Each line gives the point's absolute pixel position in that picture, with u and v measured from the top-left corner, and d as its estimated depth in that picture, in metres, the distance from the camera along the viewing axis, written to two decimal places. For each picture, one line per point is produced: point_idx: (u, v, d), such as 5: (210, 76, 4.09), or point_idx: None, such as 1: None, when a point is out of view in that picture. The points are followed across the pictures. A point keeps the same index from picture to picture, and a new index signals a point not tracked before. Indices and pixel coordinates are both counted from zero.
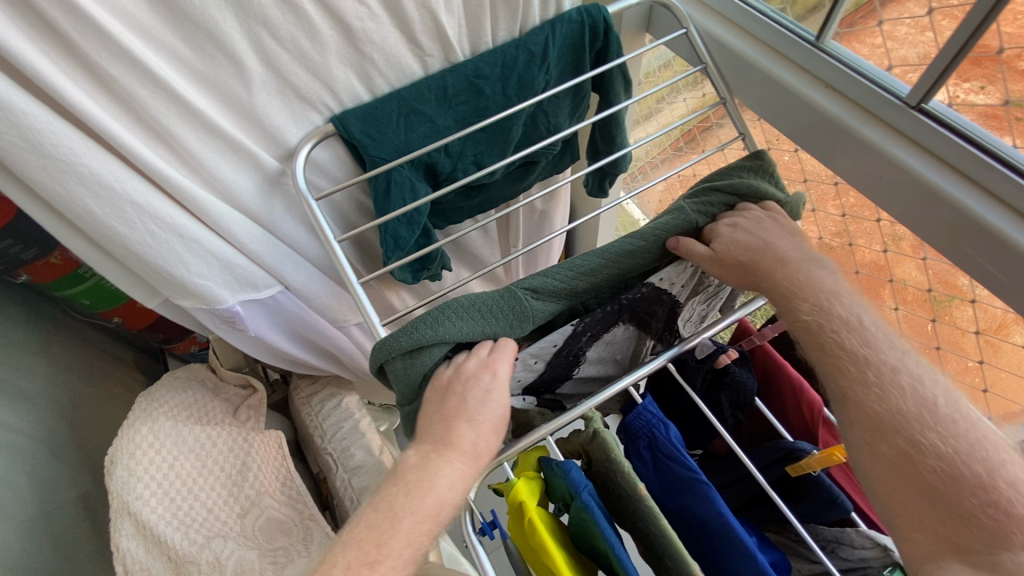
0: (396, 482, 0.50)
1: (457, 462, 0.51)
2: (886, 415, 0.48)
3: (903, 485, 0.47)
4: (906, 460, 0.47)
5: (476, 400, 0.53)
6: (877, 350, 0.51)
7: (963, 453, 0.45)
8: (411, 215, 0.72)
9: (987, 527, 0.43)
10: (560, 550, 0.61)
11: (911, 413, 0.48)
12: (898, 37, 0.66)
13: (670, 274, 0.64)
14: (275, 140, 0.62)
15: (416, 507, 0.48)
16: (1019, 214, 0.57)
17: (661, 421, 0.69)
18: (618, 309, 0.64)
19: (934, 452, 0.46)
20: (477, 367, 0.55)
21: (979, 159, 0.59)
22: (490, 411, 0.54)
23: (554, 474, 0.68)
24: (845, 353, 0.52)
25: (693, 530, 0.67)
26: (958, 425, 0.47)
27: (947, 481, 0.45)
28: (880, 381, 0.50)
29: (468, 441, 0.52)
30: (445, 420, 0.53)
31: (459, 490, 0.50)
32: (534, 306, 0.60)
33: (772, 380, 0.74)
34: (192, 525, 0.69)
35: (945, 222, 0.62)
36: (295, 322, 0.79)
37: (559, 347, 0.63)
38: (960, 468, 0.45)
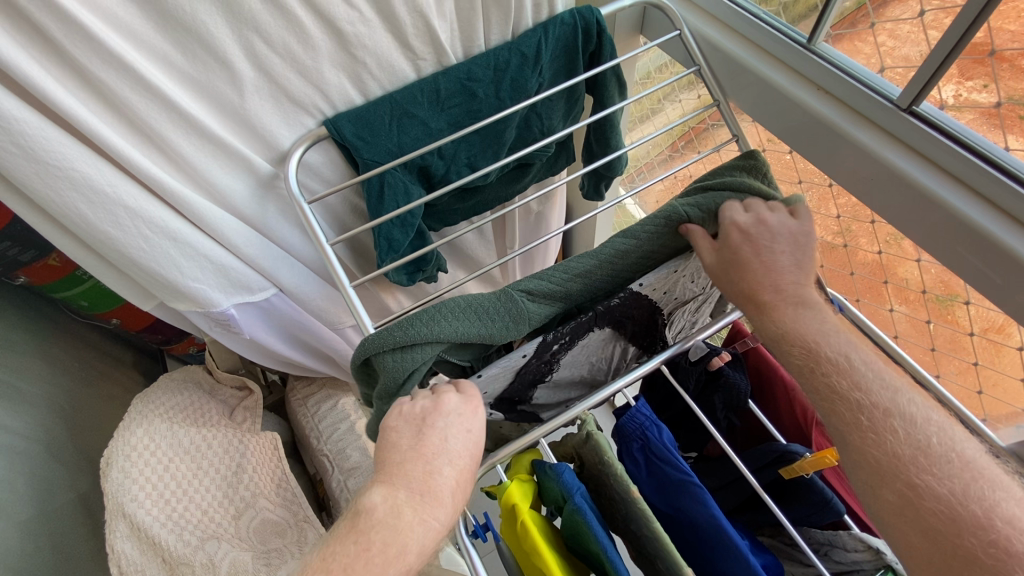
0: (357, 540, 0.45)
1: (430, 517, 0.48)
2: (884, 462, 0.47)
3: (908, 528, 0.46)
4: (905, 504, 0.46)
5: (454, 441, 0.52)
6: (869, 392, 0.50)
7: (959, 494, 0.45)
8: (405, 218, 0.72)
9: (991, 567, 0.42)
10: (551, 552, 0.61)
11: (907, 457, 0.47)
12: (898, 37, 0.66)
13: (653, 279, 0.65)
14: (269, 144, 0.62)
15: (382, 572, 0.44)
16: (1010, 216, 0.57)
17: (654, 423, 0.69)
18: (603, 314, 0.65)
19: (931, 494, 0.46)
20: (459, 402, 0.55)
21: (970, 160, 0.59)
22: (468, 458, 0.52)
23: (547, 476, 0.69)
24: (837, 396, 0.51)
25: (686, 533, 0.67)
26: (953, 465, 0.46)
27: (948, 521, 0.44)
28: (874, 426, 0.49)
29: (446, 492, 0.49)
30: (420, 465, 0.50)
31: (428, 551, 0.47)
32: (528, 308, 0.60)
33: (765, 382, 0.74)
34: (186, 527, 0.69)
35: (936, 225, 0.62)
36: (289, 322, 0.79)
37: (528, 359, 0.65)
38: (959, 508, 0.45)
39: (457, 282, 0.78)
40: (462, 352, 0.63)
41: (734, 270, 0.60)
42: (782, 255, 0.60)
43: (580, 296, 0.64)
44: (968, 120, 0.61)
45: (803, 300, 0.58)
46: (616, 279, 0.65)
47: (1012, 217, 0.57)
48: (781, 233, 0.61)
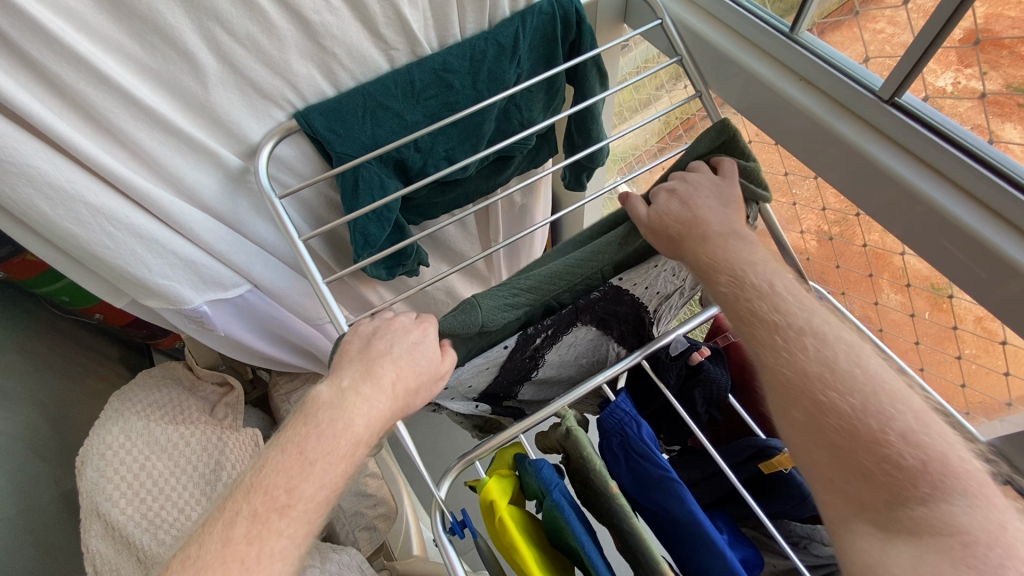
0: (308, 423, 0.51)
1: (374, 401, 0.54)
2: (792, 378, 0.49)
3: (814, 446, 0.47)
4: (811, 422, 0.47)
5: (402, 344, 0.59)
6: (788, 315, 0.52)
7: (859, 410, 0.46)
8: (381, 212, 0.72)
9: (886, 484, 0.43)
10: (530, 549, 0.61)
11: (814, 375, 0.49)
12: (899, 23, 0.62)
13: (632, 275, 0.70)
14: (237, 137, 0.61)
15: (332, 444, 0.50)
16: (992, 212, 0.56)
17: (633, 419, 0.68)
18: (579, 307, 0.69)
19: (834, 410, 0.47)
20: (408, 324, 0.61)
21: (953, 154, 0.58)
22: (413, 358, 0.58)
23: (527, 472, 0.68)
24: (757, 318, 0.53)
25: (666, 528, 0.67)
26: (857, 379, 0.47)
27: (848, 438, 0.45)
28: (788, 346, 0.51)
29: (388, 376, 0.56)
30: (365, 360, 0.57)
31: (375, 430, 0.53)
32: (481, 296, 0.65)
33: (747, 377, 0.74)
34: (161, 526, 0.68)
35: (919, 220, 0.61)
36: (267, 319, 0.78)
37: (510, 351, 0.67)
38: (857, 424, 0.46)
39: (439, 275, 0.75)
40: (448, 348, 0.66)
41: (667, 225, 0.62)
42: (707, 200, 0.62)
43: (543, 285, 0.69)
44: (964, 109, 0.60)
45: (734, 234, 0.60)
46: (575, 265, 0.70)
47: (994, 213, 0.56)
48: (704, 185, 0.63)
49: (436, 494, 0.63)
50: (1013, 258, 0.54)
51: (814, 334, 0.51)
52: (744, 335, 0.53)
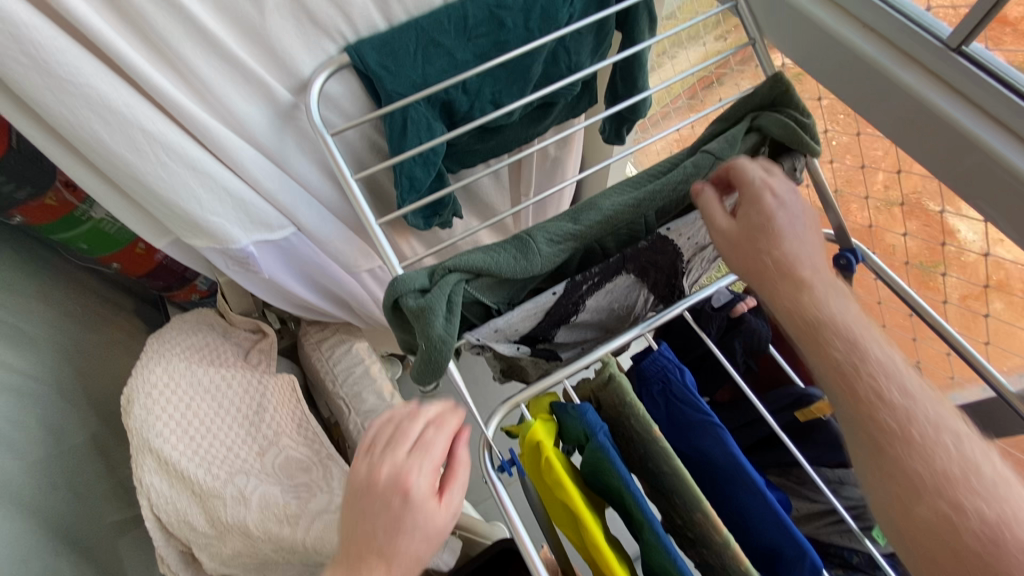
0: None
1: None
2: (919, 472, 0.44)
3: (938, 548, 0.43)
4: (944, 523, 0.43)
5: (386, 524, 0.46)
6: (913, 401, 0.47)
7: (992, 513, 0.42)
8: (427, 156, 0.70)
9: None
10: (576, 485, 0.64)
11: (952, 474, 0.44)
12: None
13: (682, 228, 0.71)
14: (289, 70, 0.59)
15: None
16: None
17: (676, 366, 0.71)
18: (629, 256, 0.70)
19: (978, 515, 0.42)
20: (389, 483, 0.47)
21: (1016, 104, 0.57)
22: (409, 540, 0.46)
23: (569, 416, 0.70)
24: (876, 397, 0.48)
25: (701, 473, 0.69)
26: (992, 483, 0.43)
27: (992, 547, 0.41)
28: (920, 438, 0.45)
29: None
30: (355, 549, 0.47)
31: None
32: (539, 243, 0.66)
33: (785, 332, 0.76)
34: (213, 462, 0.68)
35: (980, 171, 0.61)
36: (308, 265, 0.78)
37: (558, 298, 0.68)
38: (1004, 531, 0.42)
39: (469, 229, 0.77)
40: (494, 292, 0.67)
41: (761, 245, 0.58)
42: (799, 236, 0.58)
43: (596, 229, 0.67)
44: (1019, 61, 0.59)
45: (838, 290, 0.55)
46: (635, 211, 0.69)
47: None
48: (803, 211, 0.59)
49: (486, 434, 0.66)
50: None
51: (943, 422, 0.46)
52: (850, 409, 0.49)
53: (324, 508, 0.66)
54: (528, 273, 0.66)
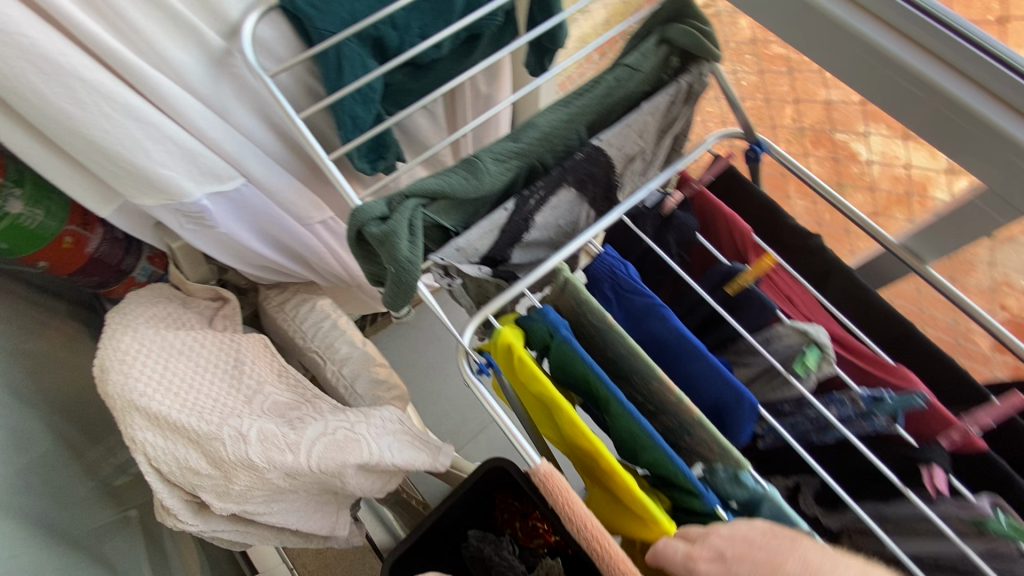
0: None
1: None
2: None
3: None
4: None
5: None
6: None
7: None
8: (365, 93, 0.73)
9: None
10: (546, 373, 0.72)
11: None
12: None
13: (610, 137, 0.78)
14: (217, 14, 0.63)
15: None
16: (1017, 111, 0.64)
17: (620, 262, 0.80)
18: (568, 168, 0.77)
19: None
20: None
21: (993, 66, 0.64)
22: None
23: (533, 320, 0.78)
24: None
25: (654, 355, 0.79)
26: None
27: None
28: None
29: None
30: None
31: None
32: (486, 163, 0.71)
33: (710, 220, 0.83)
34: (203, 410, 0.70)
35: (942, 115, 0.68)
36: (262, 219, 0.79)
37: (510, 214, 0.74)
38: None
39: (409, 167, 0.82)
40: (451, 215, 0.72)
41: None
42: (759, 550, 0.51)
43: (535, 145, 0.74)
44: None
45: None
46: (564, 126, 0.76)
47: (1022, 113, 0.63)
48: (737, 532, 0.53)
49: (462, 340, 0.74)
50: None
51: None
52: None
53: (322, 431, 0.69)
54: (480, 191, 0.71)
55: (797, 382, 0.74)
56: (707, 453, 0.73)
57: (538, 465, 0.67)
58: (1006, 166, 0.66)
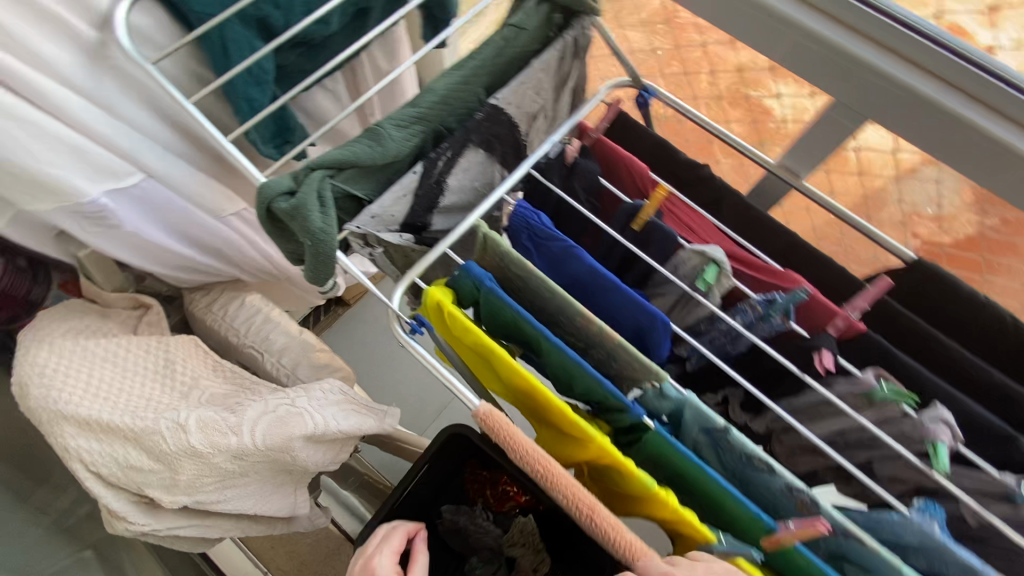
0: None
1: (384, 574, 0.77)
2: None
3: None
4: None
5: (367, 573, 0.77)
6: None
7: None
8: (257, 74, 0.74)
9: None
10: (475, 323, 0.76)
11: None
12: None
13: (507, 95, 0.82)
14: (86, 7, 0.62)
15: None
16: (1011, 120, 0.70)
17: (533, 212, 0.84)
18: (470, 128, 0.80)
19: None
20: (363, 566, 0.78)
21: (1002, 88, 0.70)
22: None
23: (459, 278, 0.81)
24: None
25: (578, 295, 0.84)
26: None
27: None
28: None
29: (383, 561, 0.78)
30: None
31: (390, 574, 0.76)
32: (389, 130, 0.74)
33: (613, 164, 0.89)
34: (136, 409, 0.70)
35: (910, 104, 0.75)
36: (169, 213, 0.83)
37: (420, 177, 0.77)
38: None
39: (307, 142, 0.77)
40: (361, 184, 0.74)
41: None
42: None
43: (435, 107, 0.77)
44: None
45: None
46: (460, 88, 0.80)
47: (1007, 118, 0.70)
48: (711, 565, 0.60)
49: (390, 305, 0.75)
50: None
51: None
52: None
53: (264, 410, 0.70)
54: (386, 158, 0.73)
55: (703, 298, 0.82)
56: (632, 374, 0.79)
57: (478, 406, 0.73)
58: (954, 135, 0.74)
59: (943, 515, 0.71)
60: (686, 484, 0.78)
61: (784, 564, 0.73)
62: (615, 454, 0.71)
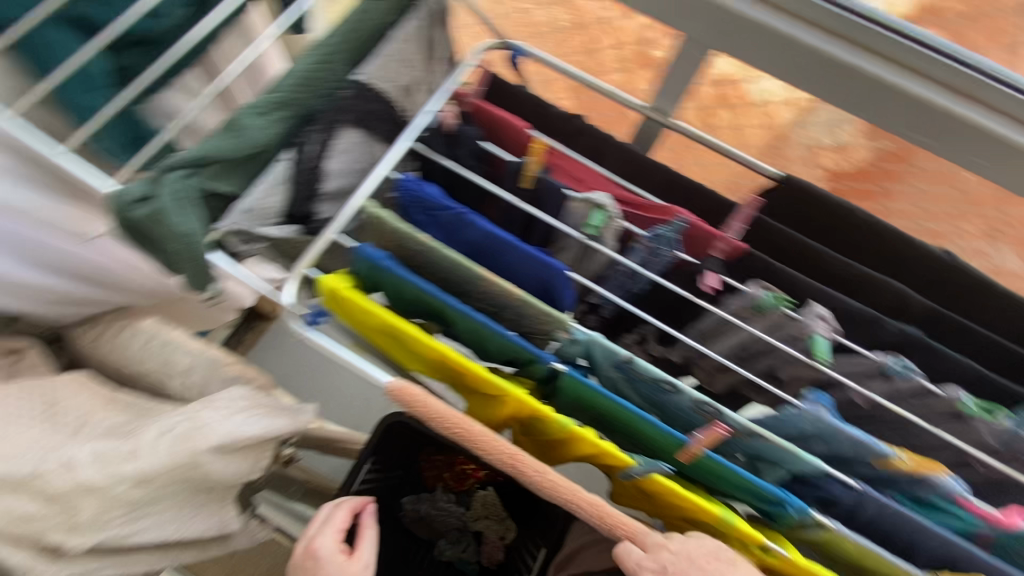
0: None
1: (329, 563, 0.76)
2: None
3: None
4: None
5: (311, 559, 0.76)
6: None
7: None
8: (88, 80, 0.75)
9: None
10: (374, 304, 0.75)
11: None
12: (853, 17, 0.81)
13: (370, 70, 0.81)
14: None
15: None
16: (880, 56, 0.75)
17: (420, 183, 0.82)
18: (338, 107, 0.78)
19: None
20: (307, 548, 0.77)
21: (885, 36, 0.73)
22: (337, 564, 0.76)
23: (354, 260, 0.79)
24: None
25: (480, 260, 0.85)
26: None
27: None
28: None
29: (325, 544, 0.76)
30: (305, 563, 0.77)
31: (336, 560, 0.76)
32: (248, 120, 0.70)
33: (494, 127, 0.89)
34: (19, 455, 0.66)
35: (775, 46, 0.78)
36: (28, 245, 0.81)
37: (291, 165, 0.75)
38: None
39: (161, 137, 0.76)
40: (228, 179, 0.71)
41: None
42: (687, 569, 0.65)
43: (295, 90, 0.73)
44: None
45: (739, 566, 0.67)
46: (321, 67, 0.77)
47: (876, 54, 0.75)
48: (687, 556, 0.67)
49: (280, 300, 0.72)
50: (947, 106, 0.73)
51: None
52: None
53: (162, 430, 0.68)
54: (249, 149, 0.70)
55: (597, 243, 0.84)
56: (541, 326, 0.81)
57: (389, 382, 0.72)
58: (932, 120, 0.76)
59: (831, 400, 0.77)
60: (608, 418, 0.81)
61: (701, 473, 0.78)
62: (530, 401, 0.74)
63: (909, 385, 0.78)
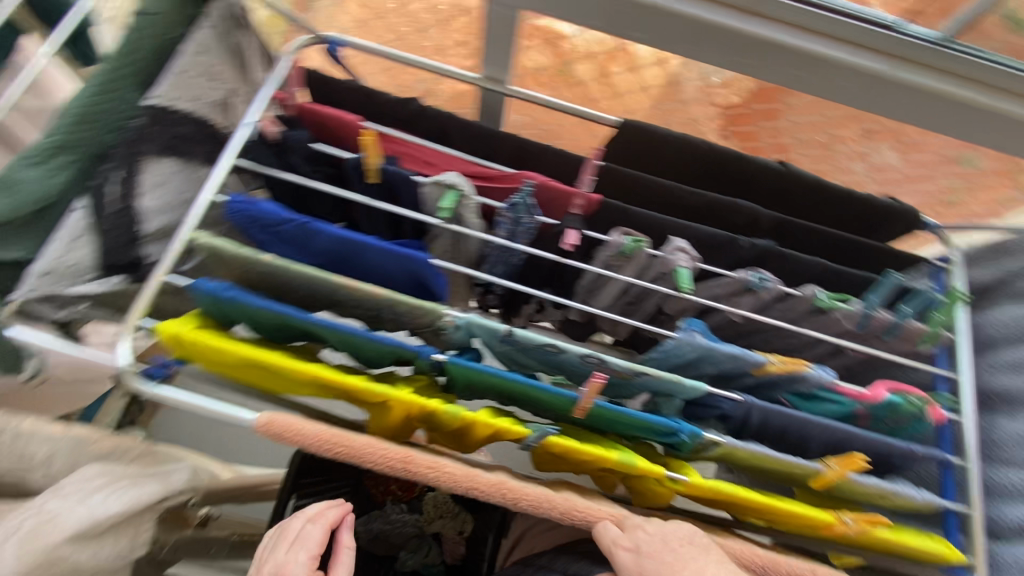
0: None
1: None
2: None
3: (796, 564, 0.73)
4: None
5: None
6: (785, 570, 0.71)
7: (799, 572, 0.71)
8: None
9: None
10: (222, 341, 0.70)
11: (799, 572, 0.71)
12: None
13: (163, 88, 0.74)
14: None
15: None
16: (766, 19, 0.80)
17: (251, 201, 0.76)
18: (130, 137, 0.72)
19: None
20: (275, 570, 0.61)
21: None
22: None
23: (195, 297, 0.73)
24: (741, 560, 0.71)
25: (340, 267, 0.81)
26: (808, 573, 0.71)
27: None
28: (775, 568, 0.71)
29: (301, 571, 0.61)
30: None
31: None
32: (19, 172, 0.66)
33: (325, 126, 0.84)
34: None
35: None
36: None
37: (87, 212, 0.68)
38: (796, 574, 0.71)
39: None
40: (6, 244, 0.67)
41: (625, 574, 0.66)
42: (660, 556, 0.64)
43: (72, 130, 0.69)
44: None
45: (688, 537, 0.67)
46: (97, 99, 0.72)
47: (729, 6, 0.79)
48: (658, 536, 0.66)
49: (113, 362, 0.66)
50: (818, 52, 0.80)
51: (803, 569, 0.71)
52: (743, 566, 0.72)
53: (11, 531, 0.65)
54: (24, 206, 0.66)
55: (457, 225, 0.80)
56: (418, 319, 0.78)
57: (254, 419, 0.67)
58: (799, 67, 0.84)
59: (702, 324, 0.81)
60: (507, 394, 0.81)
61: (604, 423, 0.80)
62: (413, 400, 0.72)
63: (770, 294, 0.82)
